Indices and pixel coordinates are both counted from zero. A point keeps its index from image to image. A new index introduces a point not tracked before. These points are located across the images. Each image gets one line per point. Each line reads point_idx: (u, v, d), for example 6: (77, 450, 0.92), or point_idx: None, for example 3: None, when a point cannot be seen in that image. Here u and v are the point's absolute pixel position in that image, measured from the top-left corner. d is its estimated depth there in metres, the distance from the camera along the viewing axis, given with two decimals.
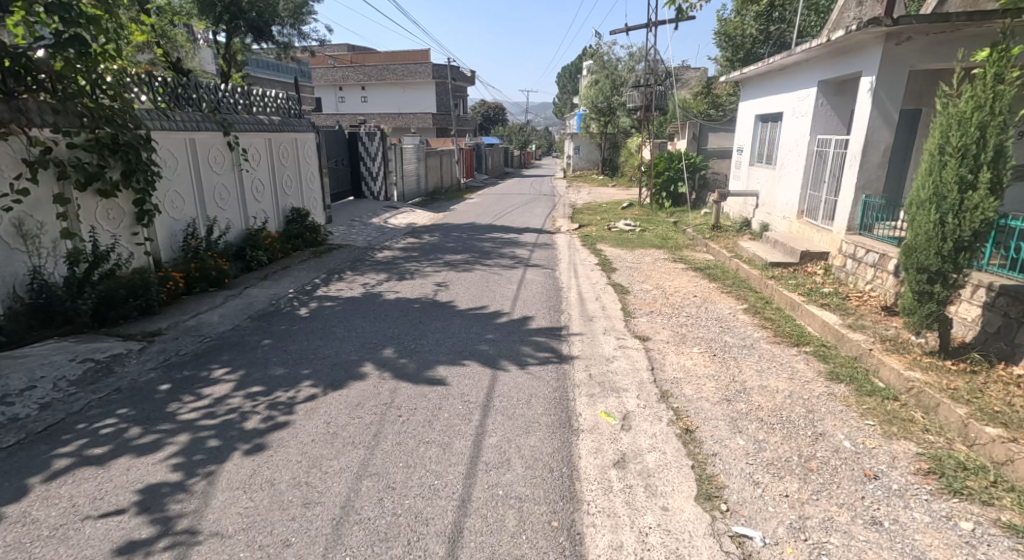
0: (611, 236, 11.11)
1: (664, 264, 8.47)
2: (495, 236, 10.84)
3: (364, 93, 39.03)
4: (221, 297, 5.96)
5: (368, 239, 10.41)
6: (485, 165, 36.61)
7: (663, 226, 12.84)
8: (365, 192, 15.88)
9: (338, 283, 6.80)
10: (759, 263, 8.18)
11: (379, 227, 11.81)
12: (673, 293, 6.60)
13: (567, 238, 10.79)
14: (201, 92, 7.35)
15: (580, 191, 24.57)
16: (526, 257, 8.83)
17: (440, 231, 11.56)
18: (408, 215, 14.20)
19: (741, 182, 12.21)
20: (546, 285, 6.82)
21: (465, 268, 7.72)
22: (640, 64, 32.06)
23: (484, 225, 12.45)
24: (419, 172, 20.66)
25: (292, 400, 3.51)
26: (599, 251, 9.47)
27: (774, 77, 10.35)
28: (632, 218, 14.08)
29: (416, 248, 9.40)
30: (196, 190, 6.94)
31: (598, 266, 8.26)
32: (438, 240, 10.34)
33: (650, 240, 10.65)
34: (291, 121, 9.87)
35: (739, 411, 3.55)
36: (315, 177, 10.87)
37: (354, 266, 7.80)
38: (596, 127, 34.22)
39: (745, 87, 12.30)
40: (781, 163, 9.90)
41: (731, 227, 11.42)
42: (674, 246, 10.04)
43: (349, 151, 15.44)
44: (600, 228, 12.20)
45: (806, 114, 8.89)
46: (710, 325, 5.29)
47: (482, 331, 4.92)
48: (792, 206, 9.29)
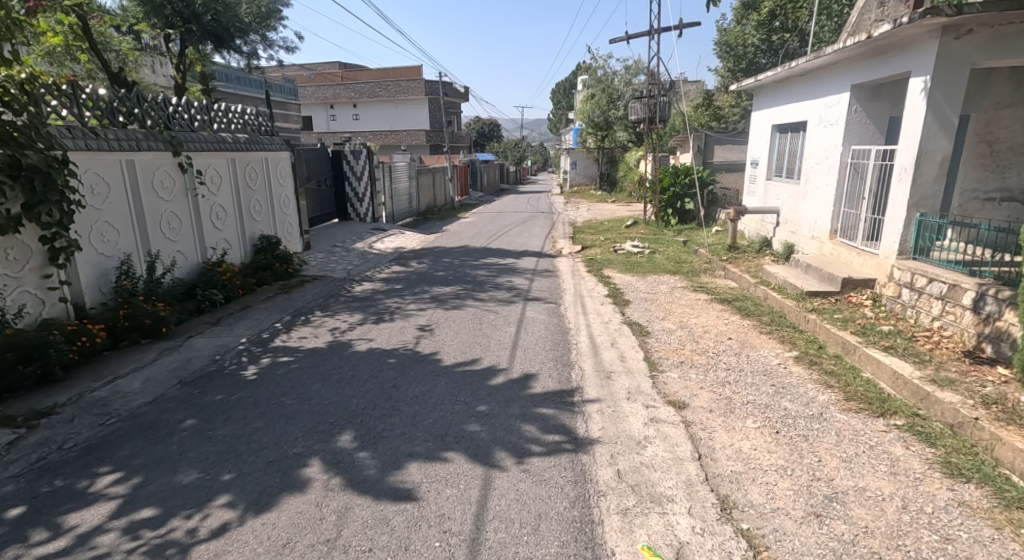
0: (619, 259, 10.07)
1: (683, 294, 7.42)
2: (490, 261, 9.80)
3: (355, 111, 38.22)
4: (153, 351, 4.88)
5: (349, 268, 9.35)
6: (481, 182, 35.72)
7: (673, 246, 11.81)
8: (351, 214, 14.85)
9: (304, 327, 5.73)
10: (793, 292, 7.15)
11: (363, 253, 10.76)
12: (703, 334, 5.53)
13: (570, 263, 9.75)
14: (146, 107, 6.35)
15: (579, 207, 23.60)
16: (525, 287, 7.79)
17: (430, 257, 10.52)
18: (397, 238, 13.18)
19: (758, 198, 11.22)
20: (549, 326, 5.78)
21: (454, 304, 6.65)
22: (638, 77, 31.40)
23: (479, 249, 11.43)
24: (410, 191, 19.65)
25: (191, 537, 2.43)
26: (607, 279, 8.42)
27: (795, 83, 9.41)
28: (638, 238, 13.07)
29: (401, 279, 8.35)
30: (136, 220, 5.90)
31: (608, 297, 7.20)
32: (427, 268, 9.28)
33: (662, 264, 9.60)
34: (259, 139, 8.86)
35: (840, 542, 2.46)
36: (290, 201, 9.84)
37: (326, 304, 6.73)
38: (593, 141, 33.47)
39: (759, 96, 11.38)
40: (806, 177, 8.93)
41: (749, 247, 10.41)
42: (691, 272, 9.00)
43: (333, 171, 14.45)
44: (605, 250, 11.17)
45: (836, 122, 7.93)
46: (759, 383, 4.23)
47: (473, 399, 3.87)
48: (823, 225, 8.30)
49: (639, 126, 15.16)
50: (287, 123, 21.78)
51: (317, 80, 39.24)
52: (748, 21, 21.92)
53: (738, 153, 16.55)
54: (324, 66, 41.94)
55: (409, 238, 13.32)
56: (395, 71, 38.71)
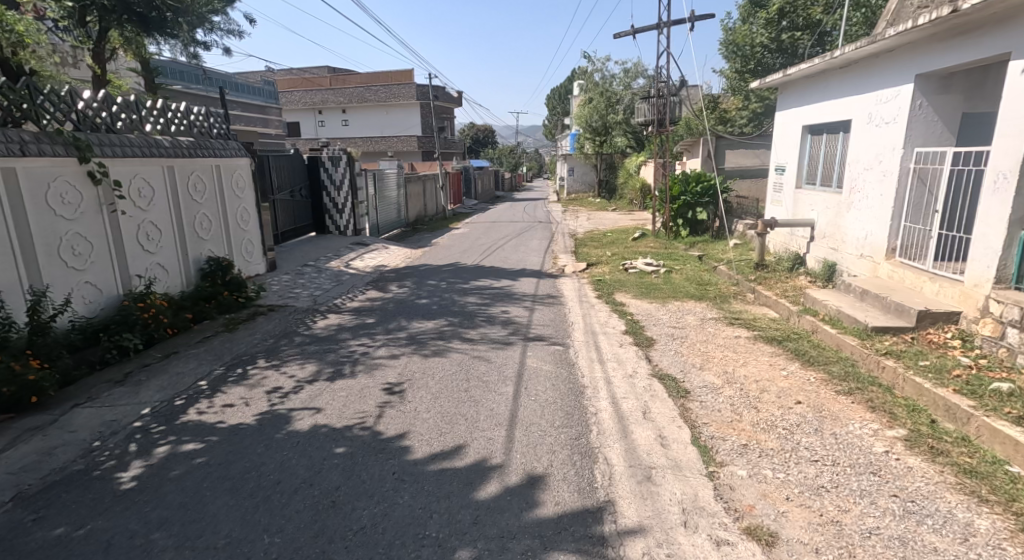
0: (631, 282, 8.77)
1: (717, 329, 6.09)
2: (483, 284, 8.47)
3: (344, 116, 36.96)
4: (9, 433, 3.50)
5: (317, 294, 8.01)
6: (475, 189, 34.48)
7: (690, 263, 10.51)
8: (329, 226, 13.50)
9: (237, 386, 4.39)
10: (853, 327, 5.83)
11: (337, 274, 9.40)
12: (759, 395, 4.22)
13: (575, 287, 8.47)
14: (42, 101, 5.02)
15: (578, 216, 22.29)
16: (524, 319, 6.48)
17: (414, 278, 9.19)
18: (379, 254, 11.84)
19: (786, 209, 9.94)
20: (558, 383, 4.45)
21: (436, 348, 5.32)
22: (637, 80, 30.31)
23: (470, 267, 10.11)
24: (397, 200, 18.32)
25: None
26: (621, 308, 7.11)
27: (835, 78, 8.16)
28: (649, 253, 11.79)
29: (376, 309, 7.02)
30: (18, 246, 4.54)
31: (627, 334, 5.89)
32: (409, 293, 7.93)
33: (683, 286, 8.29)
34: (209, 142, 7.51)
35: None
36: (249, 214, 8.49)
37: (277, 347, 5.40)
38: (591, 147, 32.31)
39: (785, 94, 10.15)
40: (851, 185, 7.64)
41: (779, 266, 9.12)
42: (718, 297, 7.69)
43: (310, 180, 13.13)
44: (613, 269, 9.87)
45: (894, 120, 6.65)
46: (871, 489, 2.91)
47: (452, 534, 2.54)
48: (877, 242, 7.01)
49: (645, 129, 13.91)
50: (267, 128, 20.42)
51: (304, 85, 37.93)
52: (756, 20, 20.95)
53: (751, 158, 15.37)
54: (313, 70, 40.67)
55: (393, 254, 11.99)
56: (385, 76, 37.47)
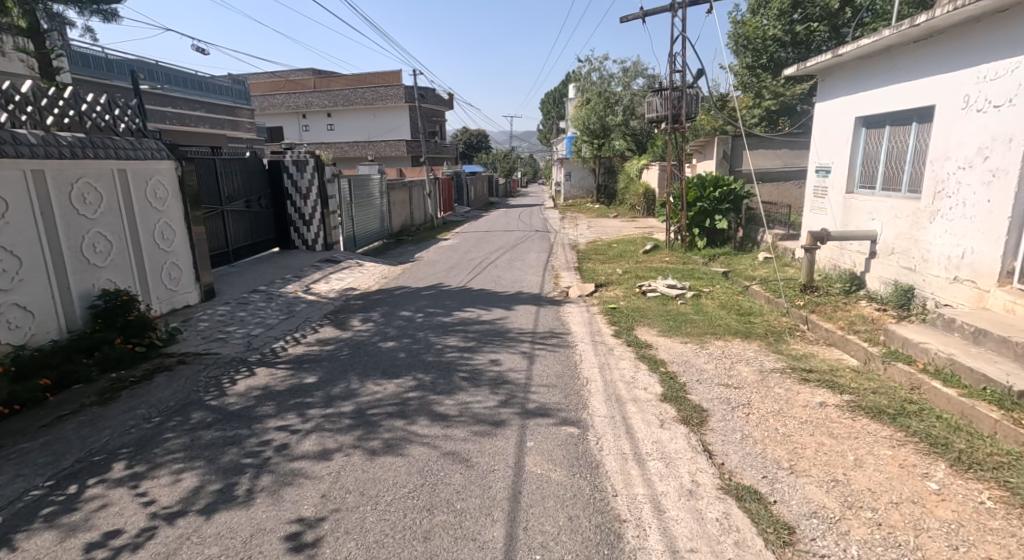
0: (653, 312, 7.10)
1: (786, 390, 4.40)
2: (469, 318, 6.78)
3: (329, 120, 35.37)
4: None
5: (257, 333, 6.28)
6: (468, 195, 32.90)
7: (718, 283, 8.88)
8: (295, 240, 11.79)
9: (49, 530, 2.66)
10: (982, 387, 4.14)
11: (291, 304, 7.70)
12: (916, 541, 2.55)
13: (584, 321, 6.80)
14: None
15: (577, 224, 20.65)
16: (519, 374, 4.81)
17: (385, 308, 7.50)
18: (352, 275, 10.15)
19: (834, 219, 8.33)
20: (576, 518, 2.76)
21: (391, 435, 3.63)
22: (636, 80, 28.80)
23: (455, 293, 8.43)
24: (379, 209, 16.67)
25: None
26: (647, 352, 5.45)
27: (907, 55, 6.60)
28: (666, 270, 10.17)
29: (325, 357, 5.33)
30: None
31: (665, 402, 4.22)
32: (374, 332, 6.23)
33: (720, 319, 6.63)
34: (108, 141, 5.86)
35: None
36: (174, 232, 6.79)
37: (157, 433, 3.67)
38: (588, 150, 30.79)
39: (824, 85, 8.63)
40: (937, 189, 6.02)
41: (832, 289, 7.49)
42: (768, 332, 6.03)
43: (271, 188, 11.45)
44: (627, 293, 8.20)
45: (1010, 102, 5.13)
46: None
47: None
48: (987, 263, 5.38)
49: (654, 128, 12.31)
50: (236, 130, 18.65)
51: (287, 87, 36.23)
52: (767, 11, 19.44)
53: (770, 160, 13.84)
54: (297, 72, 38.97)
55: (366, 274, 10.30)
56: (373, 77, 35.81)
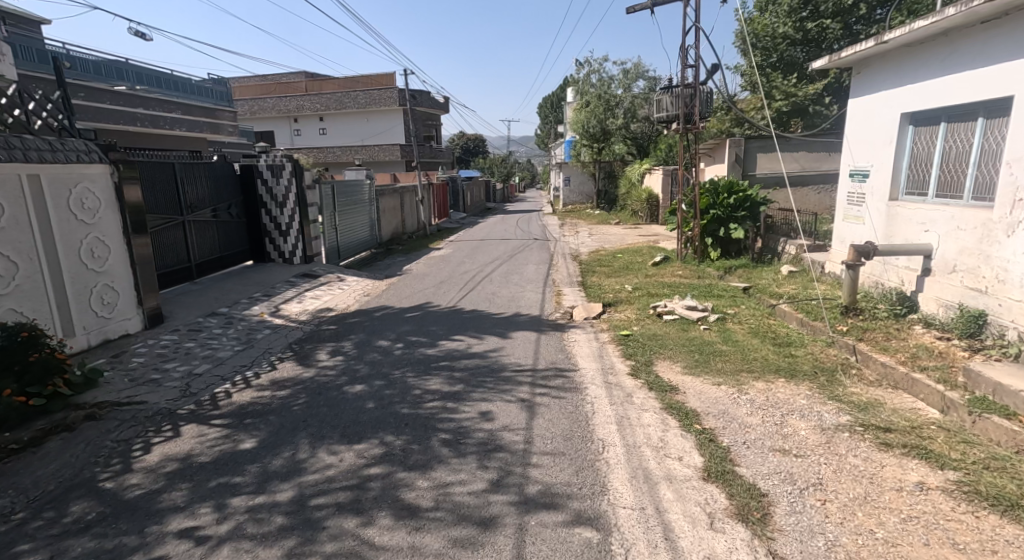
0: (674, 341, 6.08)
1: (863, 460, 3.37)
2: (457, 350, 5.74)
3: (321, 124, 34.39)
4: None
5: (200, 371, 5.23)
6: (464, 201, 31.91)
7: (742, 302, 7.89)
8: (270, 252, 10.77)
9: None
10: None
11: (251, 332, 6.64)
12: None
13: (593, 352, 5.76)
14: None
15: (578, 232, 19.66)
16: (515, 435, 3.78)
17: (360, 335, 6.47)
18: (330, 292, 9.10)
19: (875, 229, 7.32)
20: None
21: (336, 548, 2.60)
22: (637, 82, 27.93)
23: (444, 316, 7.39)
24: (367, 217, 15.66)
25: None
26: (674, 400, 4.42)
27: (973, 38, 5.64)
28: (680, 285, 9.15)
29: (275, 408, 4.28)
30: None
31: (710, 482, 3.19)
32: (342, 371, 5.17)
33: (754, 350, 5.61)
34: (17, 139, 4.92)
35: None
36: (108, 247, 5.78)
37: (7, 546, 2.62)
38: (587, 154, 29.86)
39: (860, 78, 7.64)
40: (1017, 196, 5.04)
41: (879, 311, 6.46)
42: (816, 368, 5.01)
43: (243, 195, 10.43)
44: (640, 316, 7.17)
45: None
46: None
47: None
48: None
49: (663, 129, 11.33)
50: (217, 134, 17.64)
51: (277, 90, 35.20)
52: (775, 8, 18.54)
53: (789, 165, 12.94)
54: (288, 75, 37.97)
55: (346, 291, 9.26)
56: (366, 79, 34.84)
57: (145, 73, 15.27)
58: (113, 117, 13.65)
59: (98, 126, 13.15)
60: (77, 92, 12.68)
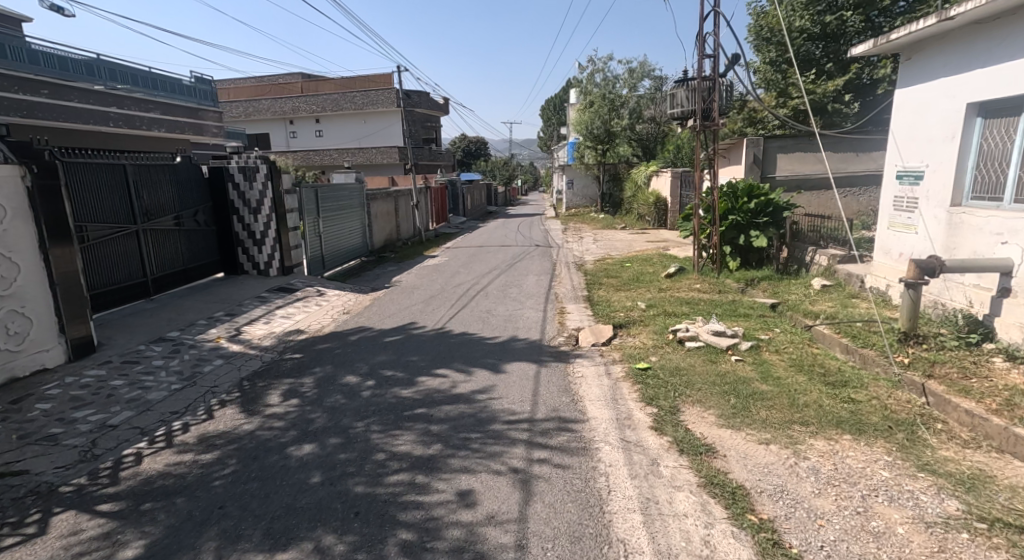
0: (702, 377, 5.04)
1: None
2: (439, 391, 4.73)
3: (317, 126, 33.49)
4: None
5: (117, 421, 4.22)
6: (463, 205, 30.92)
7: (774, 322, 6.84)
8: (244, 264, 9.81)
9: None
10: None
11: (199, 363, 5.63)
12: None
13: (604, 393, 4.73)
14: None
15: (582, 238, 18.66)
16: (503, 535, 2.77)
17: (325, 369, 5.45)
18: (304, 311, 8.10)
19: (932, 240, 6.29)
20: None
21: None
22: (642, 81, 27.00)
23: (430, 342, 6.37)
24: (358, 222, 14.68)
25: None
26: (714, 472, 3.40)
27: None
28: (699, 301, 8.13)
29: (189, 483, 3.27)
30: None
31: None
32: (292, 422, 4.15)
33: (803, 389, 4.58)
34: None
35: None
36: (17, 267, 4.78)
37: None
38: (590, 156, 28.58)
39: (912, 64, 6.64)
40: None
41: (946, 338, 5.42)
42: (887, 419, 3.97)
43: (213, 201, 9.46)
44: (658, 342, 6.13)
45: None
46: None
47: None
48: None
49: (676, 127, 10.31)
50: (200, 135, 16.59)
51: (273, 91, 34.31)
52: None
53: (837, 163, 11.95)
54: (285, 76, 37.10)
55: (324, 309, 8.26)
56: (364, 80, 33.98)
57: (119, 70, 14.21)
58: (82, 117, 12.62)
59: (65, 126, 12.13)
60: (40, 89, 11.65)
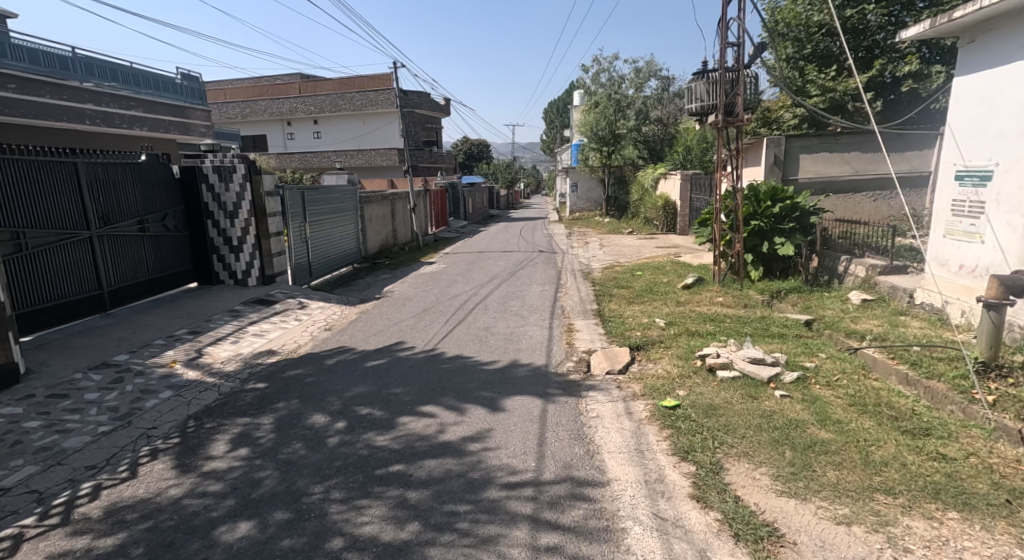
0: (744, 419, 4.17)
1: None
2: (423, 439, 3.87)
3: (315, 127, 32.70)
4: None
5: (13, 480, 3.35)
6: (464, 208, 30.08)
7: (816, 344, 5.96)
8: (219, 272, 8.96)
9: None
10: None
11: (142, 394, 4.76)
12: None
13: (626, 442, 3.86)
14: None
15: (587, 244, 17.79)
16: None
17: (291, 404, 4.60)
18: (281, 328, 7.24)
19: (1007, 252, 5.44)
20: None
21: None
22: (649, 81, 26.22)
23: (418, 369, 5.51)
24: (351, 227, 13.85)
25: None
26: None
27: None
28: (724, 318, 7.24)
29: None
30: None
31: None
32: (233, 484, 3.28)
33: (875, 438, 3.71)
34: None
35: None
36: None
37: None
38: (596, 158, 27.42)
39: (977, 48, 5.82)
40: None
41: None
42: (998, 487, 3.09)
43: (185, 203, 8.62)
44: (684, 371, 5.26)
45: None
46: None
47: None
48: None
49: (693, 125, 9.46)
50: (186, 134, 15.73)
51: (270, 91, 33.56)
52: None
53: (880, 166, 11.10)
54: (283, 77, 36.36)
55: (303, 326, 7.40)
56: (363, 81, 33.24)
57: (97, 65, 13.34)
58: (55, 114, 11.71)
59: (35, 123, 11.22)
60: (6, 83, 10.75)
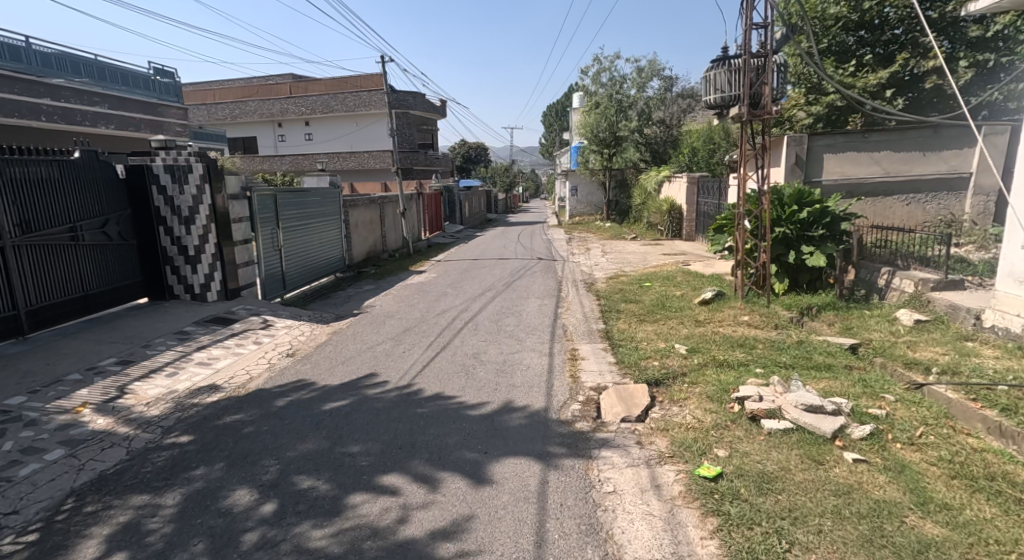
0: (814, 498, 3.10)
1: None
2: (379, 534, 2.83)
3: (307, 129, 31.67)
4: None
5: None
6: (460, 213, 29.00)
7: (874, 380, 4.89)
8: (173, 286, 7.86)
9: None
10: None
11: (22, 455, 3.68)
12: None
13: (657, 542, 2.82)
14: None
15: (589, 250, 16.72)
16: None
17: (213, 469, 3.52)
18: (234, 355, 6.15)
19: None
20: None
21: None
22: (652, 81, 25.25)
23: (389, 415, 4.46)
24: (334, 233, 12.76)
25: None
26: None
27: None
28: (754, 342, 6.18)
29: None
30: None
31: None
32: None
33: (1011, 540, 2.66)
34: None
35: None
36: None
37: None
38: (596, 162, 26.48)
39: None
40: None
41: None
42: None
43: (133, 207, 7.52)
44: (719, 420, 4.20)
45: None
46: None
47: None
48: None
49: (711, 121, 8.43)
50: (158, 133, 14.63)
51: (260, 92, 32.53)
52: None
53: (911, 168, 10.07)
54: (273, 78, 35.31)
55: (261, 352, 6.33)
56: (357, 81, 32.25)
57: (55, 57, 12.24)
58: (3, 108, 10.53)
59: None
60: None
